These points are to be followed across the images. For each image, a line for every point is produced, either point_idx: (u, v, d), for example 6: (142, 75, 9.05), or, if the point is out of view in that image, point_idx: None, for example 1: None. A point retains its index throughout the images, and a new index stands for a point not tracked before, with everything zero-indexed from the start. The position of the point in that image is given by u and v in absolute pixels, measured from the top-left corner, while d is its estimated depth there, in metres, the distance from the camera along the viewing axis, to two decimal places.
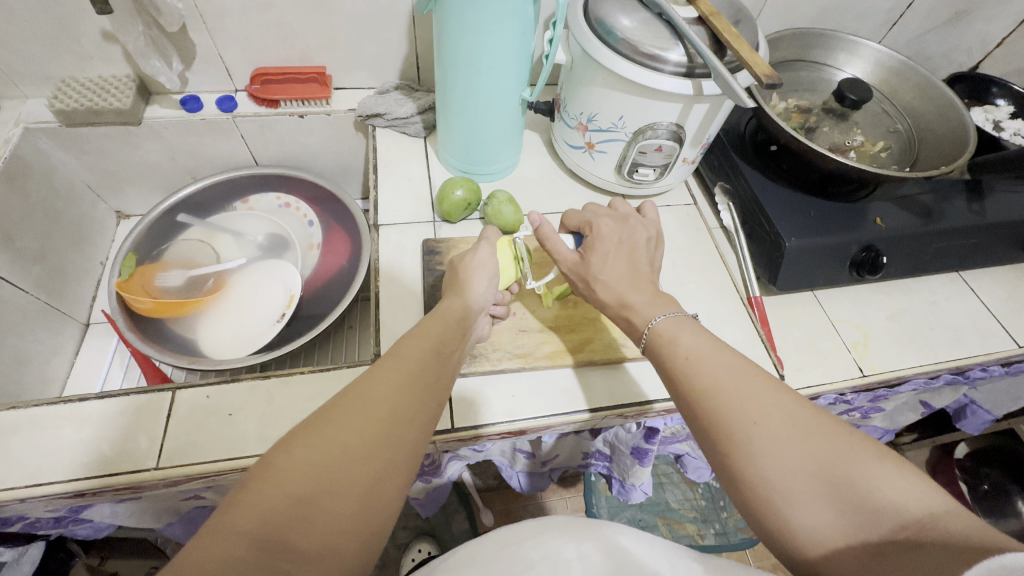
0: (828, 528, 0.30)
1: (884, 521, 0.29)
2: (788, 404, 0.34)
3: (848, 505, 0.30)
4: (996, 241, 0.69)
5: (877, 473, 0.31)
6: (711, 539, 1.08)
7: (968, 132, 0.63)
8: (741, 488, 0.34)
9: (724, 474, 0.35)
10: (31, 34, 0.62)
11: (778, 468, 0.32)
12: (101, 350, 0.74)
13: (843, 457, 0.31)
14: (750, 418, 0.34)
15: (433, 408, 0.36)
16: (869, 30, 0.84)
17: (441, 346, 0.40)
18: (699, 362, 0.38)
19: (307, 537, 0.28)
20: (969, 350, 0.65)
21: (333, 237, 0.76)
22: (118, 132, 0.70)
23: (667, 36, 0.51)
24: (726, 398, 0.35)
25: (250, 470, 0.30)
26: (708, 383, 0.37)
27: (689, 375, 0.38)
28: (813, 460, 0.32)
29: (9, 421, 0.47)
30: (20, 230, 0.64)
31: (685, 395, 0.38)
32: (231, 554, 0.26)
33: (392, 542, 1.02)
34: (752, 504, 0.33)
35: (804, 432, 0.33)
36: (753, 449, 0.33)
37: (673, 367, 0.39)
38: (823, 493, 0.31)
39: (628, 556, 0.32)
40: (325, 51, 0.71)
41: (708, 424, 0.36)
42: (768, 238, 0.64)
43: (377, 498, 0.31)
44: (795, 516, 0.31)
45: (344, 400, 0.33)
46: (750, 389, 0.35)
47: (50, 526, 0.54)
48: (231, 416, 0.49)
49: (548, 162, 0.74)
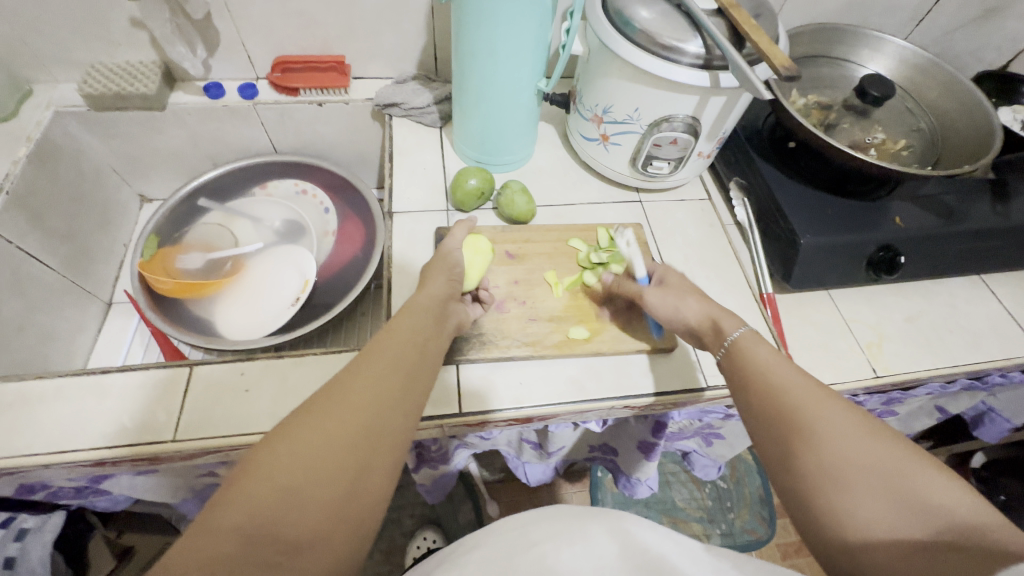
0: (873, 517, 0.30)
1: (933, 521, 0.28)
2: (857, 413, 0.34)
3: (897, 498, 0.30)
4: (1019, 244, 0.67)
5: (931, 475, 0.30)
6: (718, 539, 1.07)
7: (995, 132, 0.62)
8: (794, 482, 0.33)
9: (778, 461, 0.35)
10: (63, 19, 0.64)
11: (838, 459, 0.32)
12: (122, 328, 0.76)
13: (897, 458, 0.31)
14: (817, 413, 0.35)
15: (417, 394, 0.37)
16: (896, 25, 0.83)
17: (424, 334, 0.41)
18: (770, 368, 0.39)
19: (298, 527, 0.29)
20: (989, 354, 0.64)
21: (348, 225, 0.77)
22: (143, 116, 0.72)
23: (685, 28, 0.51)
24: (795, 394, 0.36)
25: (234, 469, 0.30)
26: (778, 381, 0.38)
27: (763, 375, 0.39)
28: (873, 460, 0.31)
29: (36, 390, 0.49)
30: (49, 210, 0.67)
31: (755, 393, 0.39)
32: (222, 551, 0.26)
33: (399, 529, 1.04)
34: (804, 499, 0.33)
35: (876, 435, 0.33)
36: (815, 443, 0.33)
37: (749, 368, 0.40)
38: (877, 490, 0.30)
39: (631, 536, 0.33)
40: (345, 40, 0.72)
41: (771, 413, 0.37)
42: (783, 236, 0.63)
43: (364, 490, 0.31)
44: (842, 502, 0.31)
45: (326, 394, 0.34)
46: (821, 395, 0.36)
47: (71, 495, 0.56)
48: (246, 393, 0.50)
49: (562, 154, 0.74)
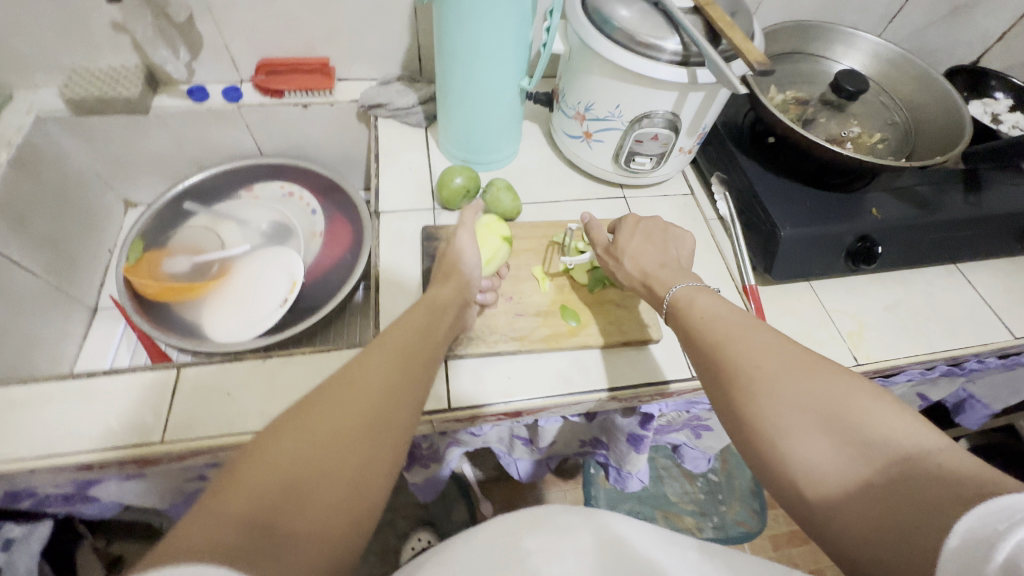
0: (823, 461, 0.31)
1: (876, 455, 0.30)
2: (794, 351, 0.37)
3: (842, 438, 0.31)
4: (992, 233, 0.70)
5: (870, 408, 0.32)
6: (710, 532, 1.08)
7: (965, 124, 0.64)
8: (743, 436, 0.35)
9: (727, 417, 0.37)
10: (42, 23, 0.63)
11: (780, 402, 0.34)
12: (109, 333, 0.75)
13: (838, 395, 0.33)
14: (751, 359, 0.37)
15: (419, 393, 0.37)
16: (870, 22, 0.85)
17: (428, 334, 0.42)
18: (711, 321, 0.41)
19: (297, 519, 0.28)
20: (965, 340, 0.66)
21: (336, 226, 0.77)
22: (127, 120, 0.72)
23: (663, 26, 0.52)
24: (733, 344, 0.38)
25: (235, 458, 0.31)
26: (718, 335, 0.40)
27: (702, 330, 0.41)
28: (812, 400, 0.33)
29: (21, 395, 0.49)
30: (31, 215, 0.66)
31: (700, 347, 0.40)
32: (223, 538, 0.26)
33: (392, 531, 1.04)
34: (757, 454, 0.34)
35: (807, 370, 0.35)
36: (753, 390, 0.35)
37: (688, 324, 0.43)
38: (820, 428, 0.32)
39: (627, 544, 0.33)
40: (329, 42, 0.72)
41: (715, 367, 0.38)
42: (763, 229, 0.64)
43: (365, 483, 0.32)
44: (788, 448, 0.33)
45: (332, 387, 0.34)
46: (756, 339, 0.38)
47: (58, 503, 0.56)
48: (231, 395, 0.50)
49: (546, 152, 0.75)
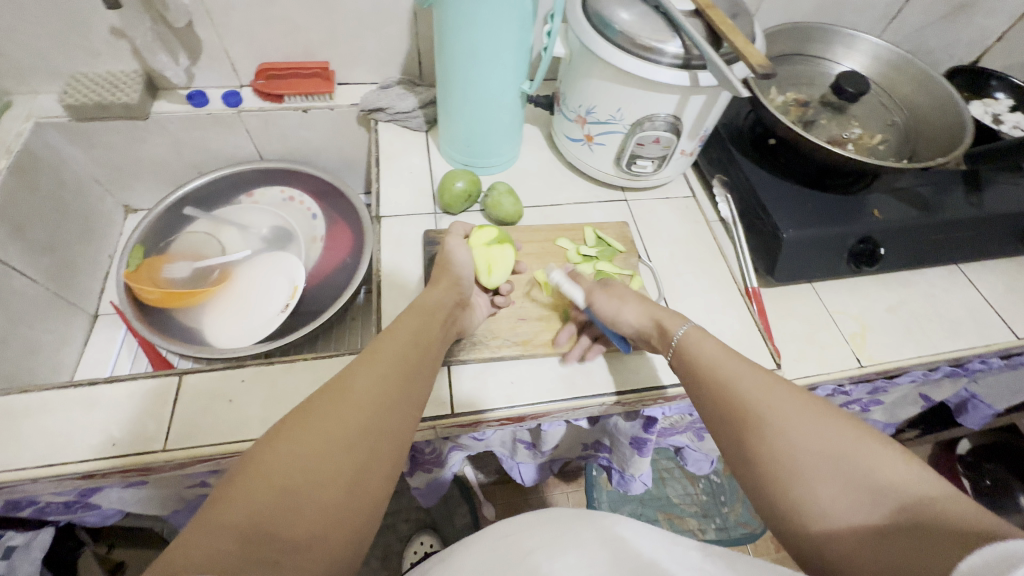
0: (832, 503, 0.31)
1: (885, 502, 0.30)
2: (803, 395, 0.37)
3: (852, 479, 0.31)
4: (994, 234, 0.69)
5: (882, 456, 0.32)
6: (712, 533, 1.08)
7: (966, 125, 0.64)
8: (752, 474, 0.35)
9: (737, 457, 0.37)
10: (40, 29, 0.63)
11: (793, 445, 0.34)
12: (110, 339, 0.75)
13: (848, 439, 0.33)
14: (761, 400, 0.37)
15: (414, 395, 0.37)
16: (869, 23, 0.85)
17: (422, 337, 0.42)
18: (718, 359, 0.41)
19: (295, 526, 0.28)
20: (969, 341, 0.66)
21: (336, 231, 0.77)
22: (126, 126, 0.72)
23: (664, 29, 0.52)
24: (744, 383, 0.38)
25: (232, 469, 0.30)
26: (726, 373, 0.40)
27: (711, 367, 0.41)
28: (824, 443, 0.33)
29: (21, 404, 0.49)
30: (31, 222, 0.66)
31: (708, 384, 0.41)
32: (221, 548, 0.26)
33: (394, 535, 1.03)
34: (765, 491, 0.34)
35: (817, 413, 0.35)
36: (765, 432, 0.35)
37: (694, 360, 0.43)
38: (830, 472, 0.32)
39: (631, 544, 0.32)
40: (328, 46, 0.72)
41: (726, 407, 0.38)
42: (765, 230, 0.64)
43: (363, 492, 0.31)
44: (798, 492, 0.33)
45: (327, 393, 0.34)
46: (765, 380, 0.38)
47: (59, 511, 0.56)
48: (232, 402, 0.50)
49: (547, 155, 0.74)
